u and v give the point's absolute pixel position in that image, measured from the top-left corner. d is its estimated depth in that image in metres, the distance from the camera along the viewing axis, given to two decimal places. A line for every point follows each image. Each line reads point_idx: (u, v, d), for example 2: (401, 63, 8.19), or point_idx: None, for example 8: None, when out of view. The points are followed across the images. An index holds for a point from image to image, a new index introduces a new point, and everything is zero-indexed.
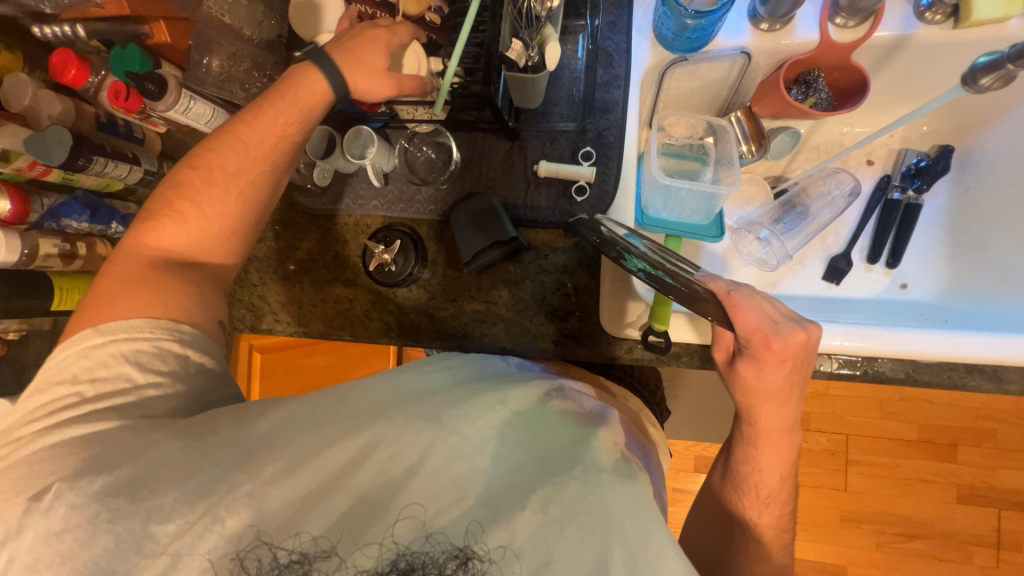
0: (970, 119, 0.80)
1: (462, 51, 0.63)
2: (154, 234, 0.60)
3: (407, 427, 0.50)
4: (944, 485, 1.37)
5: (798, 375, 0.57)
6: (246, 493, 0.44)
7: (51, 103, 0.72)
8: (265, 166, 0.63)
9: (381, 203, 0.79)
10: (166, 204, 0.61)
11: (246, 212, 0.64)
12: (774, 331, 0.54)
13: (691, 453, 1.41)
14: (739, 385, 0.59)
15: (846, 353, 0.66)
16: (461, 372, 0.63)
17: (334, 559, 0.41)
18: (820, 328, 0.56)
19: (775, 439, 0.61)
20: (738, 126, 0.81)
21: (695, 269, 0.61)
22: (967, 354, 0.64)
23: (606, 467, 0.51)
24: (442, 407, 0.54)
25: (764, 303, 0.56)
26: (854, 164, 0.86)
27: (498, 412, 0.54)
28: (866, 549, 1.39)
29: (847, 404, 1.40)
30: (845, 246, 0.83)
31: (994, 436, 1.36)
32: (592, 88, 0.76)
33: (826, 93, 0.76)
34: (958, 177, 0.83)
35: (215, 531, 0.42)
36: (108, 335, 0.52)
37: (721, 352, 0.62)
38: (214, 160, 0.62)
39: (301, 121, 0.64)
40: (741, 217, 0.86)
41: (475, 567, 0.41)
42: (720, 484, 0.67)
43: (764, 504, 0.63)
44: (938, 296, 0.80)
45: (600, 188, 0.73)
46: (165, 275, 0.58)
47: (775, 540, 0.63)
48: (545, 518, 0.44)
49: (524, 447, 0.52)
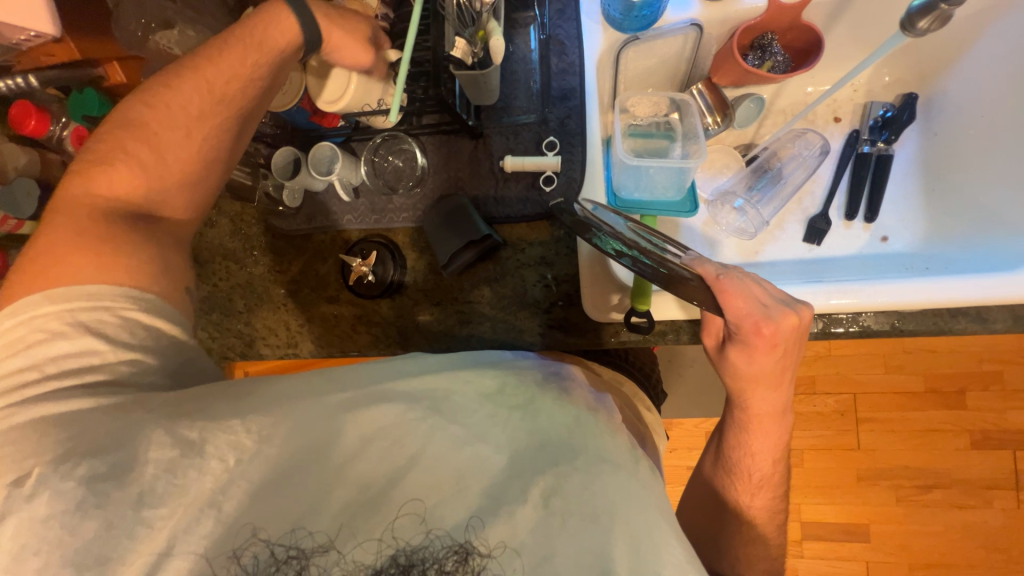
0: (929, 63, 0.80)
1: (410, 53, 0.62)
2: (106, 178, 0.58)
3: (407, 413, 0.49)
4: (956, 432, 1.36)
5: (788, 358, 0.57)
6: (238, 481, 0.44)
7: (17, 155, 0.75)
8: (229, 111, 0.63)
9: (354, 217, 0.79)
10: (119, 145, 0.60)
11: (210, 161, 0.64)
12: (765, 317, 0.53)
13: (700, 429, 1.41)
14: (730, 371, 0.59)
15: (833, 312, 0.66)
16: (458, 355, 0.60)
17: (331, 554, 0.41)
18: (810, 311, 0.56)
19: (768, 423, 0.62)
20: (700, 98, 0.81)
21: (683, 252, 0.60)
22: (948, 300, 0.64)
23: (612, 457, 0.49)
24: (443, 394, 0.53)
25: (753, 287, 0.55)
26: (822, 123, 0.86)
27: (498, 403, 0.53)
28: (886, 505, 1.39)
29: (849, 363, 1.40)
30: (821, 206, 0.83)
31: (1001, 377, 1.35)
32: (548, 79, 0.76)
33: (783, 55, 0.76)
34: (925, 124, 0.83)
35: (212, 515, 0.42)
36: (60, 303, 0.49)
37: (710, 338, 0.61)
38: (179, 97, 0.61)
39: (269, 63, 0.64)
40: (716, 187, 0.85)
41: (474, 562, 0.41)
42: (711, 471, 0.67)
43: (757, 489, 0.63)
44: (920, 245, 0.80)
45: (568, 176, 0.72)
46: (122, 235, 0.56)
47: (765, 521, 0.64)
48: (546, 511, 0.44)
49: (527, 432, 0.51)
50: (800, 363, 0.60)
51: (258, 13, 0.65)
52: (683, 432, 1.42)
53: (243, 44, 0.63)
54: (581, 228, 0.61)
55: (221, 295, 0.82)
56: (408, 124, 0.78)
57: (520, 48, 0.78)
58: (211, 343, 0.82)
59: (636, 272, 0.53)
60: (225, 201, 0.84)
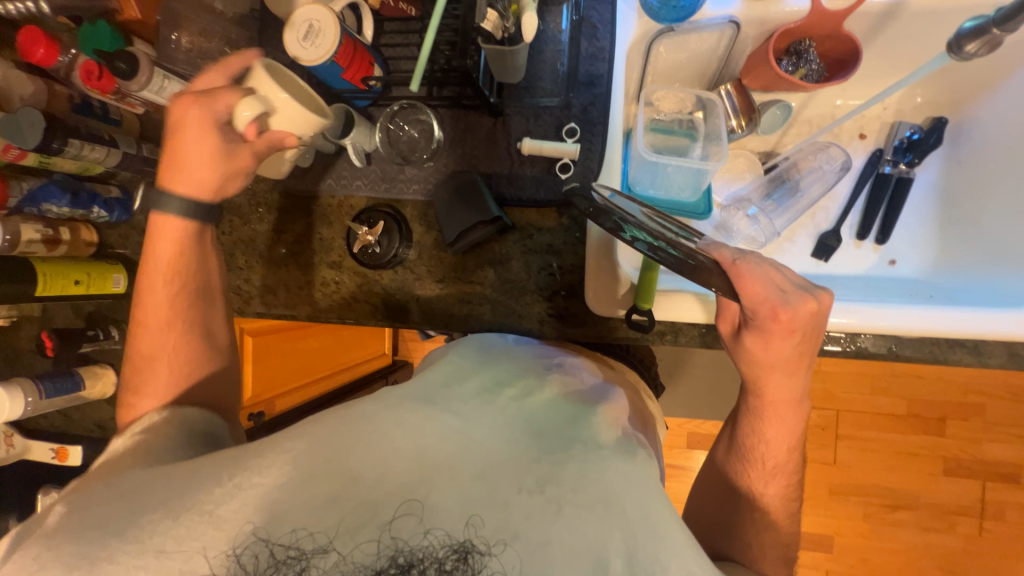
0: (963, 90, 0.78)
1: (433, 42, 0.61)
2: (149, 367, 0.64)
3: (399, 408, 0.51)
4: (931, 459, 1.39)
5: (807, 346, 0.58)
6: (234, 485, 0.44)
7: (23, 85, 0.71)
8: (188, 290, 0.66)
9: (364, 183, 0.77)
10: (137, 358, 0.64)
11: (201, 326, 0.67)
12: (783, 302, 0.55)
13: (683, 430, 1.43)
14: (746, 359, 0.60)
15: (834, 331, 0.66)
16: (471, 347, 0.65)
17: (331, 555, 0.39)
18: (831, 296, 0.57)
19: (785, 412, 0.63)
20: (727, 99, 0.80)
21: (698, 236, 0.61)
22: (951, 329, 0.64)
23: (606, 444, 0.51)
24: (433, 386, 0.56)
25: (772, 271, 0.56)
26: (846, 138, 0.85)
27: (499, 393, 0.55)
28: (853, 520, 1.43)
29: (838, 380, 1.41)
30: (834, 223, 0.83)
31: (982, 410, 1.37)
32: (576, 62, 0.73)
33: (817, 64, 0.74)
34: (951, 151, 0.81)
35: (202, 520, 0.41)
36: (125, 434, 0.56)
37: (726, 323, 0.61)
38: (142, 306, 0.65)
39: (188, 246, 0.66)
40: (731, 193, 0.84)
41: (475, 561, 0.39)
42: (724, 457, 0.68)
43: (771, 476, 0.65)
44: (926, 272, 0.79)
45: (585, 165, 0.71)
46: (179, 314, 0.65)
47: (781, 509, 0.65)
48: (543, 498, 0.44)
49: (521, 418, 0.53)
50: (817, 355, 0.61)
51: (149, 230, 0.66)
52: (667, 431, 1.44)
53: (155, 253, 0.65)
54: (601, 214, 0.59)
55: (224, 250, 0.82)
56: (427, 94, 0.75)
57: (550, 27, 0.75)
58: None
59: (659, 261, 0.55)
60: None
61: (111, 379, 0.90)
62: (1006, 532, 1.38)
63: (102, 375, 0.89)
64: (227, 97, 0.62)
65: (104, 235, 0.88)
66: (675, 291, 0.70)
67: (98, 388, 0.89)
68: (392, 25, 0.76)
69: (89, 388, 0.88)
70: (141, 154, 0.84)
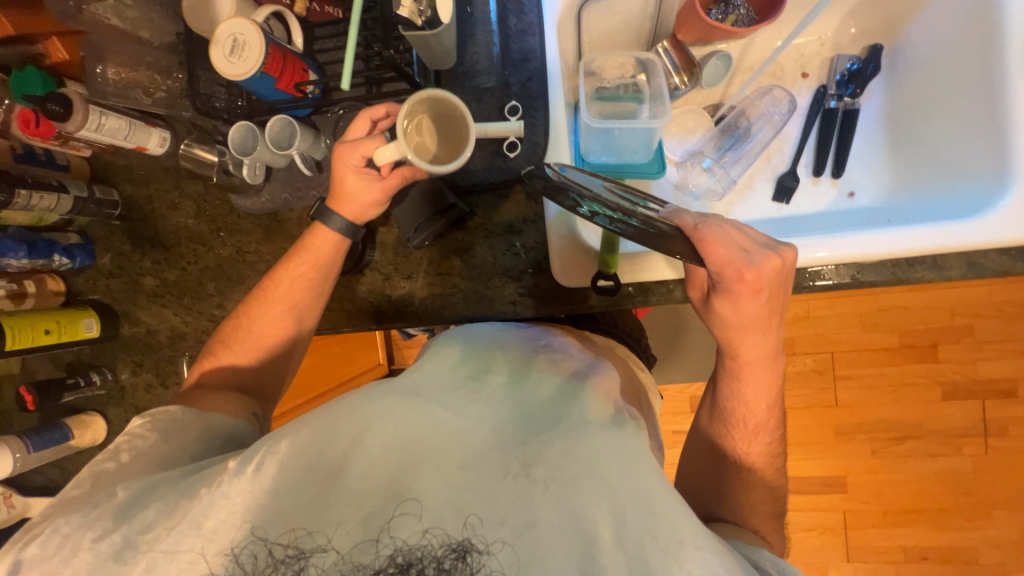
0: (893, 13, 0.79)
1: (355, 32, 0.60)
2: (205, 371, 0.71)
3: (384, 400, 0.47)
4: (928, 386, 1.41)
5: (776, 302, 0.59)
6: (218, 496, 0.43)
7: None
8: (288, 315, 0.71)
9: (319, 192, 0.78)
10: (207, 354, 0.72)
11: (275, 346, 0.72)
12: (746, 263, 0.55)
13: (685, 394, 1.45)
14: (714, 320, 0.61)
15: (819, 264, 0.67)
16: (452, 331, 0.61)
17: (331, 554, 0.40)
18: (794, 251, 0.58)
19: (761, 367, 0.63)
20: (668, 57, 0.80)
21: (661, 207, 0.61)
22: (904, 249, 0.65)
23: (593, 420, 0.47)
24: (423, 376, 0.51)
25: (734, 232, 0.57)
26: (789, 79, 0.85)
27: (483, 380, 0.51)
28: (861, 457, 1.45)
29: (828, 323, 1.43)
30: (789, 163, 0.83)
31: (971, 330, 1.39)
32: (507, 41, 0.73)
33: (745, 8, 0.75)
34: (891, 75, 0.82)
35: (194, 535, 0.41)
36: (146, 416, 0.58)
37: (696, 291, 0.63)
38: (250, 320, 0.71)
39: (315, 275, 0.70)
40: (685, 150, 0.85)
41: (473, 561, 0.39)
42: (707, 423, 0.69)
43: (753, 435, 0.66)
44: (885, 199, 0.80)
45: (532, 141, 0.72)
46: (274, 329, 0.71)
47: (766, 465, 0.66)
48: (528, 480, 0.42)
49: (509, 404, 0.49)
50: (787, 306, 0.62)
51: (303, 240, 0.70)
52: (668, 398, 1.45)
53: (309, 250, 0.70)
54: (556, 192, 0.54)
55: (192, 279, 0.84)
56: (366, 93, 0.74)
57: (478, 9, 0.74)
58: (185, 326, 0.86)
59: (625, 236, 0.50)
60: (186, 182, 0.83)
61: (100, 424, 0.90)
62: (1010, 447, 1.40)
63: (90, 422, 0.89)
64: (367, 147, 0.64)
65: (71, 282, 0.88)
66: (644, 255, 0.69)
67: (88, 436, 0.89)
68: (322, 31, 0.75)
69: (78, 437, 0.88)
70: (95, 196, 0.82)
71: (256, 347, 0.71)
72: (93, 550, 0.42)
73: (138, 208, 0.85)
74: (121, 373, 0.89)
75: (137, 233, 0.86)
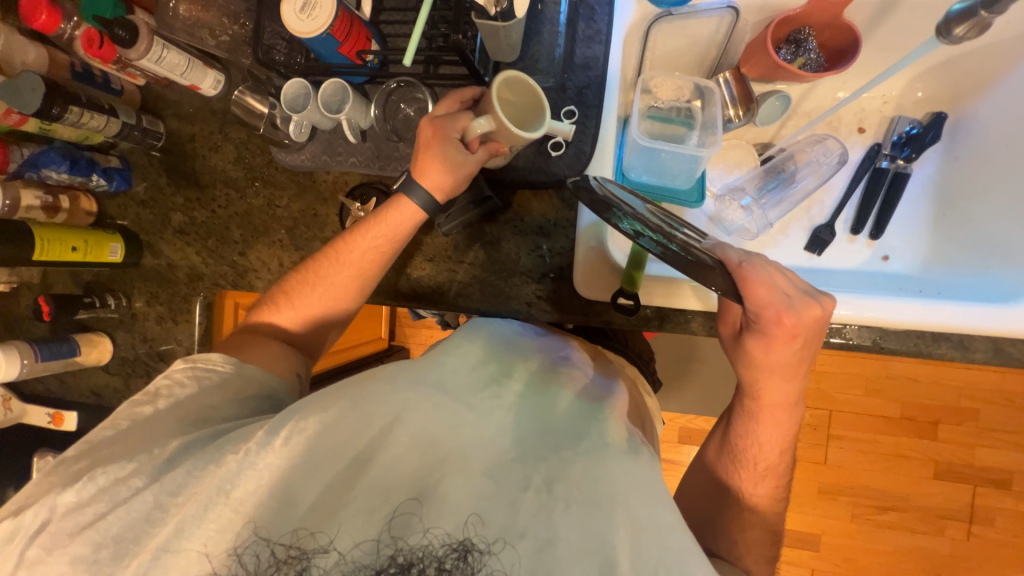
0: (963, 84, 0.78)
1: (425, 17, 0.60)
2: (263, 312, 0.72)
3: (411, 392, 0.50)
4: (921, 462, 1.39)
5: (808, 349, 0.59)
6: (242, 467, 0.46)
7: (25, 50, 0.73)
8: (353, 272, 0.70)
9: (359, 160, 0.78)
10: (274, 292, 0.73)
11: (333, 306, 0.72)
12: (787, 306, 0.54)
13: (676, 424, 1.44)
14: (746, 360, 0.61)
15: (849, 323, 0.66)
16: (472, 333, 0.60)
17: (331, 555, 0.42)
18: (833, 301, 0.57)
19: (779, 412, 0.63)
20: (727, 88, 0.78)
21: (701, 239, 0.60)
22: (935, 323, 0.64)
23: (612, 442, 0.49)
24: (448, 371, 0.53)
25: (776, 274, 0.56)
26: (845, 132, 0.84)
27: (507, 383, 0.53)
28: (840, 520, 1.43)
29: (832, 381, 1.41)
30: (829, 217, 0.82)
31: (976, 416, 1.36)
32: (572, 45, 0.73)
33: (817, 53, 0.73)
34: (949, 147, 0.80)
35: (222, 503, 0.45)
36: (190, 362, 0.61)
37: (727, 327, 0.63)
38: (318, 269, 0.71)
39: (388, 236, 0.69)
40: (726, 183, 0.84)
41: (474, 560, 0.41)
42: (715, 455, 0.69)
43: (762, 477, 0.65)
44: (919, 269, 0.79)
45: (578, 146, 0.72)
46: (341, 284, 0.70)
47: (769, 510, 0.65)
48: (548, 497, 0.44)
49: (529, 419, 0.51)
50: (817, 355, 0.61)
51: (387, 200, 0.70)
52: None
53: (390, 223, 0.69)
54: (601, 208, 0.54)
55: (219, 223, 0.85)
56: (424, 72, 0.75)
57: (548, 8, 0.74)
58: (205, 268, 0.87)
59: (663, 260, 0.51)
60: (231, 127, 0.84)
61: (106, 347, 0.91)
62: (993, 538, 1.38)
63: (97, 342, 0.91)
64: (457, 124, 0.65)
65: (103, 205, 0.90)
66: (671, 281, 0.69)
67: (93, 355, 0.90)
68: (391, 3, 0.76)
69: (84, 355, 0.89)
70: (141, 125, 0.83)
71: (319, 300, 0.71)
72: (126, 507, 0.46)
73: (179, 143, 0.87)
74: (135, 302, 0.91)
75: (175, 166, 0.87)
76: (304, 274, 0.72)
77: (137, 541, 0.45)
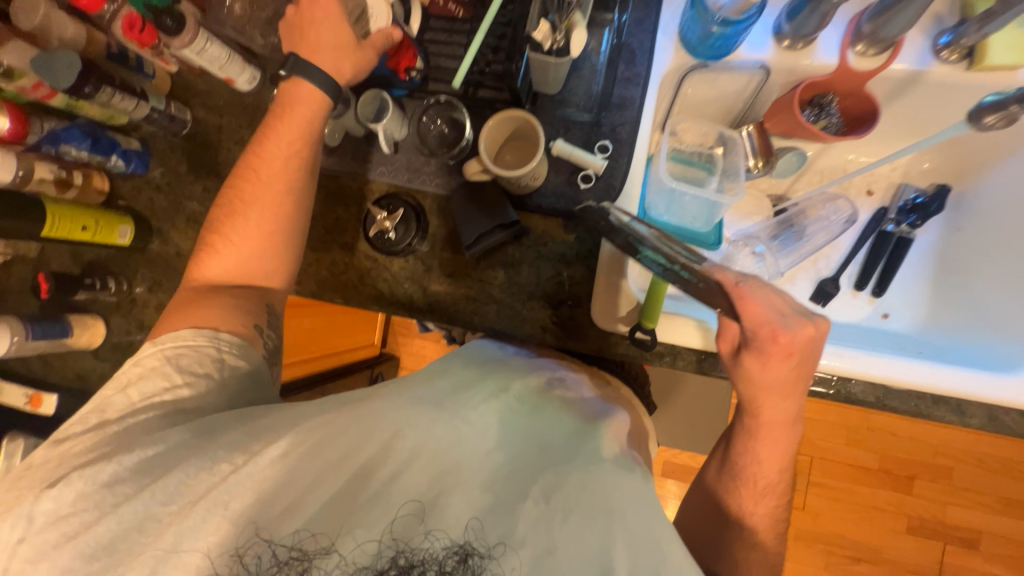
0: (968, 161, 0.82)
1: (480, 40, 0.64)
2: (204, 268, 0.68)
3: (408, 408, 0.51)
4: (896, 515, 1.42)
5: (804, 368, 0.59)
6: (243, 474, 0.46)
7: (64, 26, 0.72)
8: (281, 187, 0.68)
9: (387, 170, 0.79)
10: (209, 239, 0.69)
11: (274, 235, 0.69)
12: (782, 325, 0.56)
13: (661, 457, 1.44)
14: (744, 378, 0.61)
15: (860, 381, 0.68)
16: (464, 357, 0.64)
17: (333, 556, 0.40)
18: (827, 322, 0.58)
19: (780, 430, 0.64)
20: (749, 139, 0.82)
21: (701, 259, 0.62)
22: (937, 386, 0.67)
23: (607, 457, 0.49)
24: (439, 391, 0.55)
25: (773, 296, 0.58)
26: (854, 192, 0.88)
27: (500, 399, 0.54)
28: (814, 567, 1.44)
29: (815, 427, 1.44)
30: (834, 271, 0.86)
31: (949, 474, 1.40)
32: (611, 84, 0.76)
33: (838, 117, 0.76)
34: (953, 217, 0.85)
35: (217, 514, 0.44)
36: (157, 344, 0.60)
37: (726, 343, 0.62)
38: (241, 195, 0.69)
39: (302, 135, 0.69)
40: (740, 230, 0.87)
41: (475, 564, 0.40)
42: (714, 479, 0.69)
43: (762, 495, 0.66)
44: (917, 330, 0.83)
45: (607, 181, 0.75)
46: (270, 205, 0.68)
47: (769, 532, 0.65)
48: (546, 508, 0.43)
49: (527, 434, 0.51)
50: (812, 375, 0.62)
51: (279, 101, 0.70)
52: None
53: (286, 126, 0.69)
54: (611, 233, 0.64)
55: None
56: (463, 93, 0.77)
57: (590, 48, 0.77)
58: None
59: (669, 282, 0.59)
60: (260, 124, 0.84)
61: (100, 331, 0.88)
62: None
63: (91, 326, 0.88)
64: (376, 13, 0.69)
65: (116, 185, 0.87)
66: (677, 318, 0.70)
67: (85, 338, 0.87)
68: (437, 23, 0.78)
69: (76, 337, 0.86)
70: (168, 111, 0.83)
71: (257, 232, 0.68)
72: (115, 518, 0.45)
73: (204, 133, 0.86)
74: (136, 287, 0.88)
75: (196, 156, 0.86)
76: (231, 208, 0.69)
77: (130, 552, 0.43)
